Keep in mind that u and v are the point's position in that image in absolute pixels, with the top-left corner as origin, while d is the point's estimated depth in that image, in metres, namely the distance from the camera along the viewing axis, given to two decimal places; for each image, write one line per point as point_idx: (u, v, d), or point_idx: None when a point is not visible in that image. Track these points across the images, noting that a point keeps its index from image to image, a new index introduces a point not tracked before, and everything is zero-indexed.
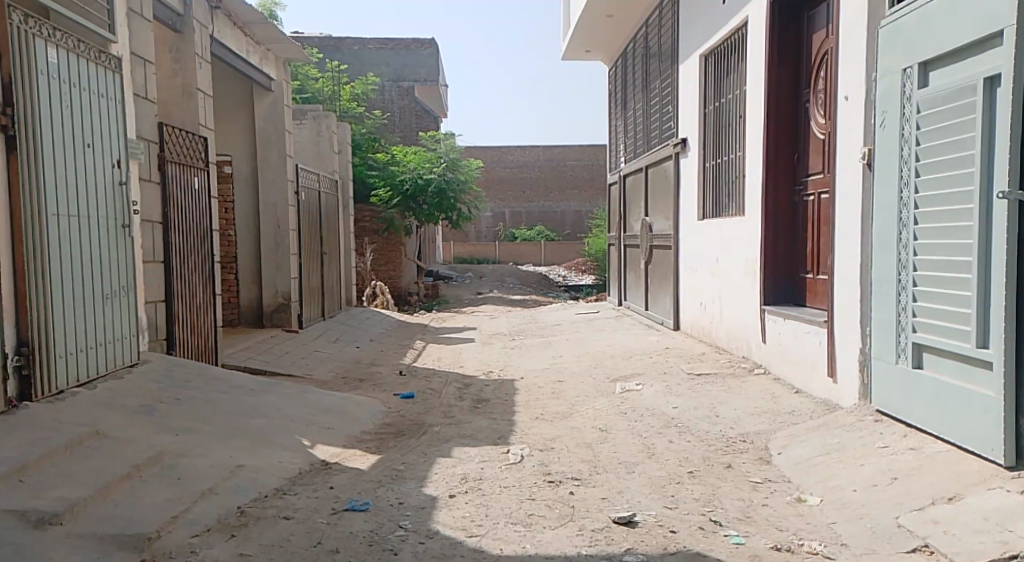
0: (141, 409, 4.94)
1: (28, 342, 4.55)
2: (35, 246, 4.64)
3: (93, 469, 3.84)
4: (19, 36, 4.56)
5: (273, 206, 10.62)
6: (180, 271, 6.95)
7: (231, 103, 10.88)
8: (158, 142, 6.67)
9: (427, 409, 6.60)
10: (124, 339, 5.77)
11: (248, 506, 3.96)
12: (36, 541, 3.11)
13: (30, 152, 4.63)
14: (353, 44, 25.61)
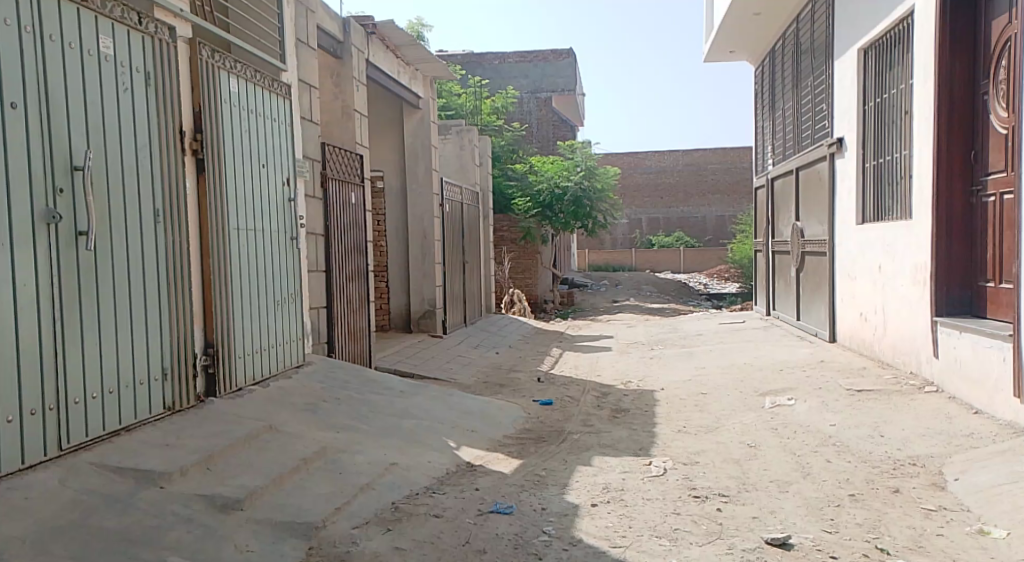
0: (305, 407, 5.25)
1: (213, 344, 4.95)
2: (219, 258, 5.04)
3: (267, 461, 4.12)
4: (207, 68, 4.98)
5: (421, 217, 11.02)
6: (339, 280, 7.35)
7: (384, 121, 11.40)
8: (321, 160, 7.09)
9: (567, 417, 6.61)
10: (291, 343, 6.17)
11: (401, 503, 4.11)
12: (221, 523, 3.37)
13: (216, 172, 5.04)
14: (493, 60, 26.40)
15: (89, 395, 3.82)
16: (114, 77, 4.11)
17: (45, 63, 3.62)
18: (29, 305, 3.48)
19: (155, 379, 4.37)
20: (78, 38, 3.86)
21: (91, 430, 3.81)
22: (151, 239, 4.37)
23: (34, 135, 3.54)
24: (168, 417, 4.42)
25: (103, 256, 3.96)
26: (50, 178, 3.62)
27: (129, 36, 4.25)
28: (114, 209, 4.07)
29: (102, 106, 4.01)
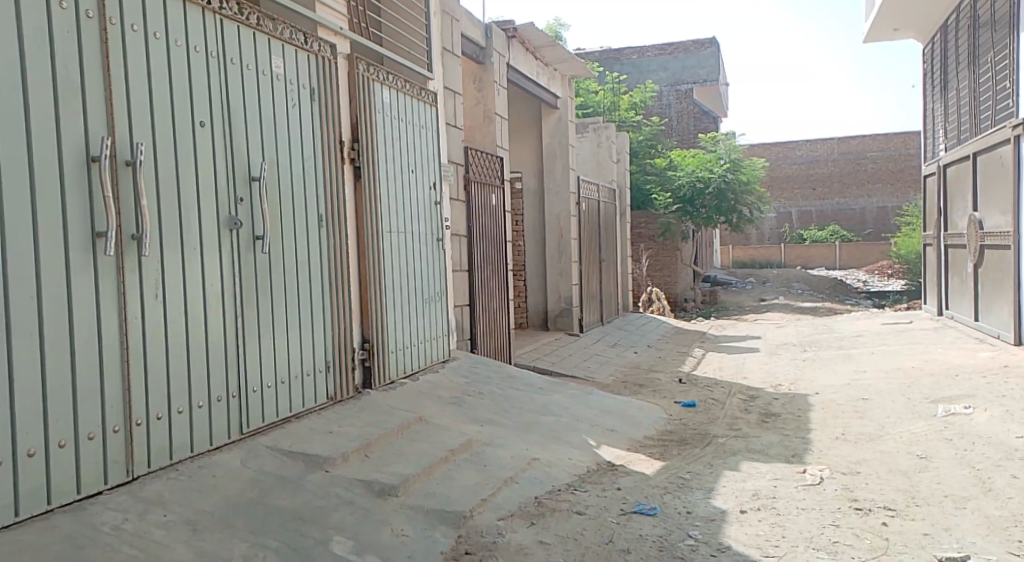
0: (451, 400, 5.47)
1: (369, 339, 5.27)
2: (374, 258, 5.35)
3: (419, 451, 4.33)
4: (363, 81, 5.30)
5: (557, 217, 11.13)
6: (480, 279, 7.57)
7: (524, 122, 11.59)
8: (464, 164, 7.33)
9: (711, 420, 6.49)
10: (438, 339, 6.44)
11: (544, 498, 4.21)
12: (379, 508, 3.59)
13: (371, 179, 5.34)
14: (632, 54, 26.21)
15: (264, 384, 4.19)
16: (284, 94, 4.47)
17: (228, 84, 4.01)
18: (217, 303, 3.86)
19: (319, 370, 4.71)
20: (254, 60, 4.23)
21: (266, 416, 4.18)
22: (316, 242, 4.72)
23: (219, 149, 3.92)
24: (330, 406, 4.76)
25: (275, 259, 4.33)
26: (232, 188, 4.00)
27: (297, 56, 4.60)
28: (285, 215, 4.43)
29: (274, 122, 4.37)
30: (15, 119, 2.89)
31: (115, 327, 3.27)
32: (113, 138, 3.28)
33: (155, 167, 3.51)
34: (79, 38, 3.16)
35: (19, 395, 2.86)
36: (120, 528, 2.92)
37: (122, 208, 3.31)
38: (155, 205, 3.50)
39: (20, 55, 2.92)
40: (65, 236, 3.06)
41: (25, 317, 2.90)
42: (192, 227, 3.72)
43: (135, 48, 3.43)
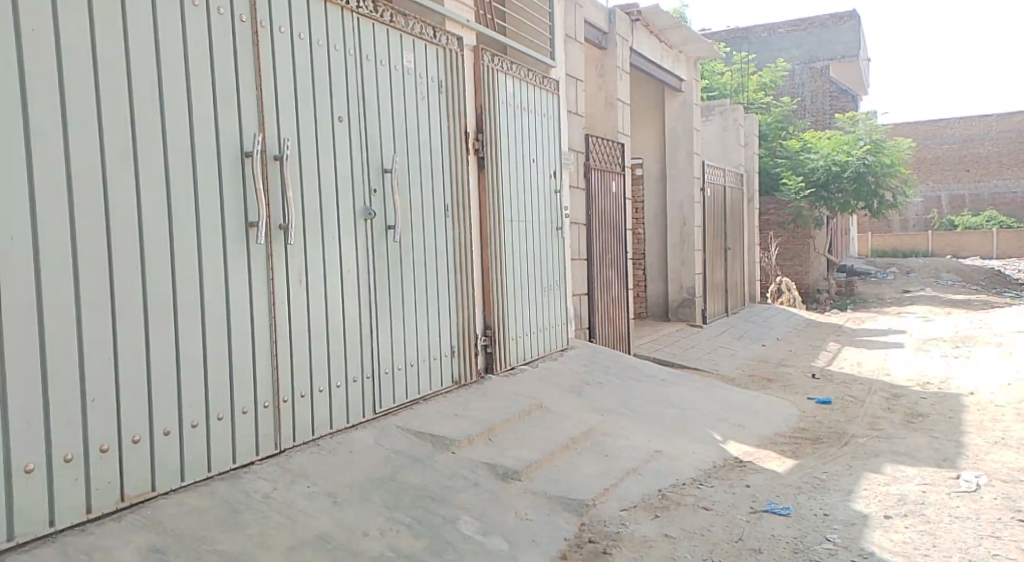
0: (572, 389, 5.51)
1: (491, 325, 5.37)
2: (497, 246, 5.45)
3: (542, 438, 4.39)
4: (488, 72, 5.40)
5: (681, 203, 10.87)
6: (599, 267, 7.54)
7: (647, 107, 11.40)
8: (585, 152, 7.32)
9: (849, 418, 6.20)
10: (558, 326, 6.49)
11: (668, 491, 4.16)
12: (504, 491, 3.67)
13: (494, 168, 5.43)
14: (762, 31, 25.10)
15: (395, 367, 4.37)
16: (414, 88, 4.62)
17: (363, 80, 4.18)
18: (353, 290, 4.05)
19: (445, 355, 4.86)
20: (388, 56, 4.39)
21: (397, 397, 4.36)
22: (442, 231, 4.86)
23: (355, 143, 4.11)
24: (455, 391, 4.91)
25: (405, 248, 4.49)
26: (366, 180, 4.18)
27: (426, 50, 4.74)
28: (414, 206, 4.59)
29: (405, 116, 4.53)
30: (182, 119, 3.14)
31: (265, 310, 3.50)
32: (262, 135, 3.51)
33: (299, 161, 3.72)
34: (235, 44, 3.39)
35: (185, 372, 3.11)
36: (270, 496, 3.15)
37: (271, 201, 3.54)
38: (299, 197, 3.72)
39: (186, 60, 3.17)
40: (223, 226, 3.31)
41: (190, 300, 3.16)
42: (331, 218, 3.92)
43: (282, 50, 3.65)
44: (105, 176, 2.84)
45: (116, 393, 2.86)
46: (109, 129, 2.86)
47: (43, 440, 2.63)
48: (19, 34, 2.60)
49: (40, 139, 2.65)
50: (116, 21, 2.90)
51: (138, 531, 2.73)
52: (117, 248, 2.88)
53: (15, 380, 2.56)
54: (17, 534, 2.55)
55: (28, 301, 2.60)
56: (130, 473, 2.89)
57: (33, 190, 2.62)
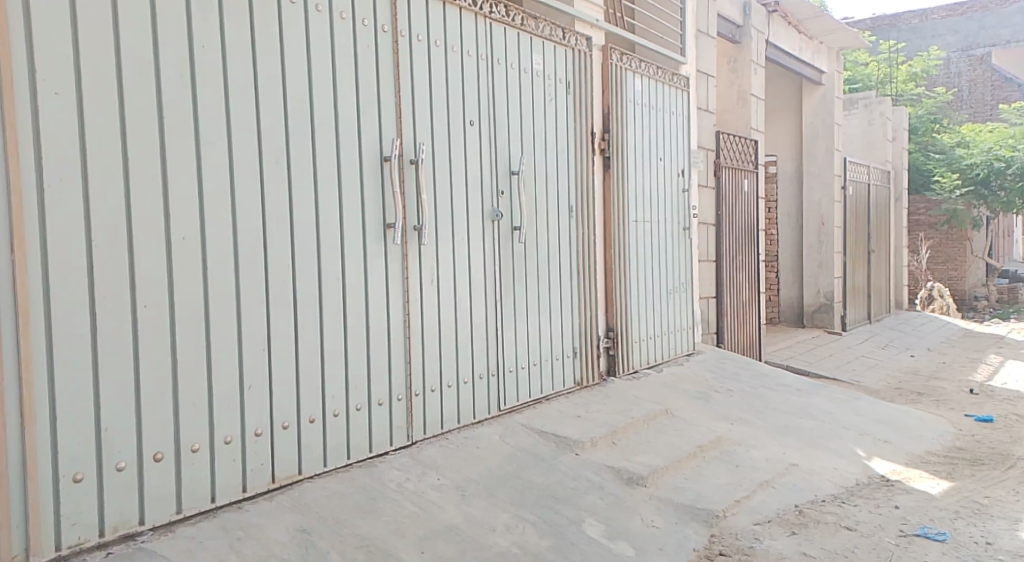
0: (699, 395, 5.28)
1: (614, 327, 5.23)
2: (621, 247, 5.30)
3: (668, 444, 4.21)
4: (616, 71, 5.26)
5: (818, 203, 10.34)
6: (729, 268, 7.23)
7: (783, 103, 10.92)
8: (715, 149, 7.04)
9: (1014, 439, 5.62)
10: (683, 330, 6.26)
11: (806, 507, 3.88)
12: (629, 497, 3.53)
13: (620, 169, 5.28)
14: (913, 18, 23.50)
15: (519, 366, 4.31)
16: (542, 90, 4.56)
17: (493, 82, 4.16)
18: (479, 289, 4.02)
19: (568, 356, 4.76)
20: (518, 59, 4.35)
21: (520, 395, 4.31)
22: (566, 232, 4.76)
23: (485, 145, 4.09)
24: (578, 392, 4.81)
25: (530, 249, 4.42)
26: (494, 182, 4.15)
27: (555, 51, 4.68)
28: (539, 207, 4.51)
29: (533, 116, 4.47)
30: (329, 122, 3.24)
31: (399, 308, 3.55)
32: (400, 140, 3.56)
33: (433, 164, 3.76)
34: (377, 50, 3.47)
35: (329, 364, 3.23)
36: (403, 485, 3.20)
37: (407, 201, 3.59)
38: (432, 197, 3.74)
39: (333, 66, 3.27)
40: (363, 225, 3.38)
41: (333, 296, 3.26)
42: (460, 218, 3.91)
43: (419, 55, 3.69)
44: (262, 178, 2.98)
45: (268, 382, 3.00)
46: (265, 135, 2.99)
47: (207, 421, 2.80)
48: (191, 48, 2.75)
49: (210, 144, 2.80)
50: (273, 32, 3.02)
51: (285, 512, 2.84)
52: (272, 244, 3.02)
53: (184, 368, 2.73)
54: (185, 507, 2.72)
55: (196, 294, 2.77)
56: (279, 456, 3.03)
57: (202, 189, 2.78)
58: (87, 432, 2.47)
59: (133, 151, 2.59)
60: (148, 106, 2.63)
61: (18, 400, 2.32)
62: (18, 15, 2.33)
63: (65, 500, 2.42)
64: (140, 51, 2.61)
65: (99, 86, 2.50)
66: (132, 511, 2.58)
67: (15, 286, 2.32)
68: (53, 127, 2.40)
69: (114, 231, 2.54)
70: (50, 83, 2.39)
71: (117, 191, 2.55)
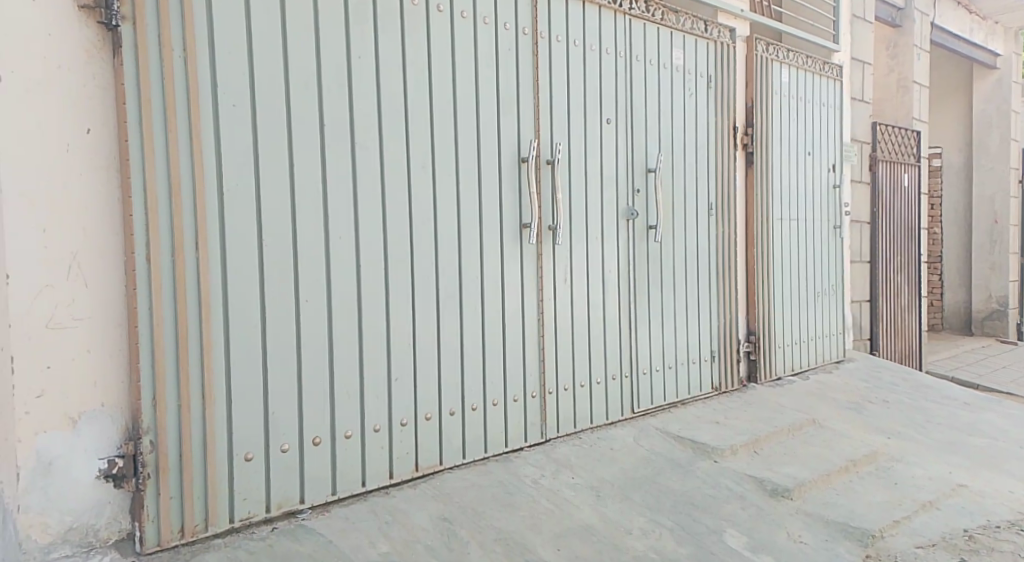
0: (850, 405, 4.95)
1: (755, 331, 5.00)
2: (764, 247, 5.05)
3: (817, 456, 3.97)
4: (762, 63, 5.02)
5: (990, 198, 9.50)
6: (885, 270, 6.75)
7: (949, 90, 10.08)
8: (871, 142, 6.60)
9: None
10: (831, 336, 5.89)
11: (977, 532, 3.49)
12: (773, 509, 3.35)
13: (764, 165, 5.04)
14: None
15: (654, 368, 4.21)
16: (682, 84, 4.42)
17: (631, 78, 4.08)
18: (614, 288, 3.96)
19: (705, 360, 4.61)
20: (657, 54, 4.25)
21: (655, 398, 4.21)
22: (705, 231, 4.59)
23: (622, 143, 4.02)
24: (716, 397, 4.64)
25: (667, 248, 4.30)
26: (630, 179, 4.07)
27: (697, 44, 4.53)
28: (677, 206, 4.38)
29: (672, 113, 4.35)
30: (471, 122, 3.29)
31: (534, 306, 3.55)
32: (538, 141, 3.56)
33: (570, 164, 3.73)
34: (517, 50, 3.48)
35: (467, 359, 3.27)
36: (538, 482, 3.20)
37: (543, 200, 3.58)
38: (568, 196, 3.72)
39: (476, 68, 3.31)
40: (501, 223, 3.41)
41: (473, 294, 3.30)
42: (595, 217, 3.86)
43: (559, 54, 3.67)
44: (410, 177, 3.06)
45: (412, 374, 3.07)
46: (414, 139, 3.07)
47: (359, 409, 2.91)
48: (349, 60, 2.86)
49: (364, 146, 2.91)
50: (421, 39, 3.09)
51: (426, 501, 2.92)
52: (418, 241, 3.09)
53: (340, 358, 2.85)
54: (339, 490, 2.85)
55: (350, 288, 2.88)
56: (422, 446, 3.11)
57: (356, 188, 2.89)
58: (256, 415, 2.63)
59: (298, 152, 2.72)
60: (310, 110, 2.76)
61: (200, 382, 2.51)
62: (202, 32, 2.51)
63: (237, 476, 2.60)
64: (304, 59, 2.74)
65: (270, 97, 2.65)
66: (293, 490, 2.73)
67: (198, 282, 2.51)
68: (231, 134, 2.57)
69: (281, 229, 2.69)
70: (229, 95, 2.56)
71: (285, 192, 2.69)
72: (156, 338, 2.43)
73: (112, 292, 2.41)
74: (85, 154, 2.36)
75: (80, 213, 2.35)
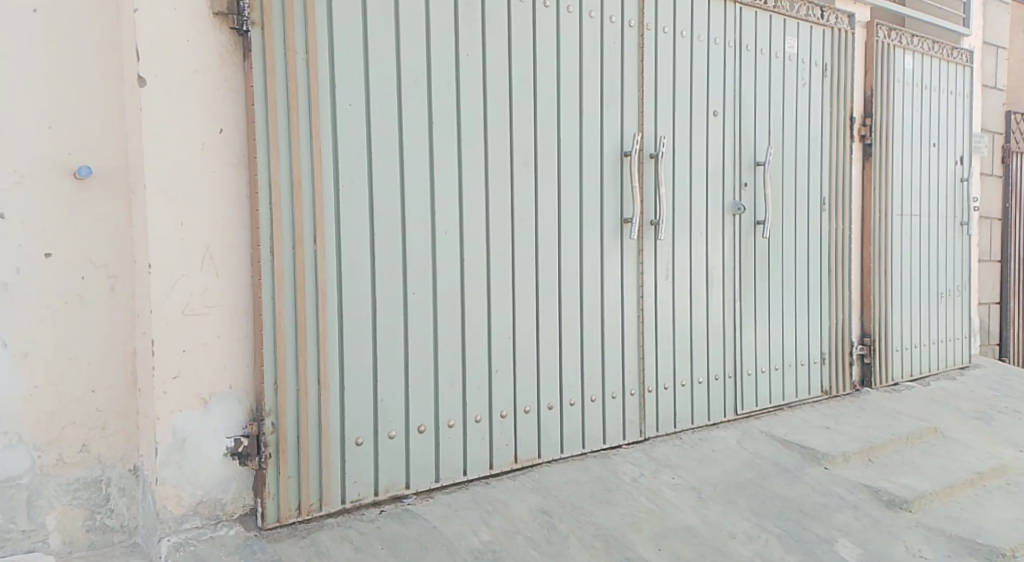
0: (976, 414, 4.68)
1: (870, 333, 4.79)
2: (881, 244, 4.83)
3: (938, 467, 3.78)
4: (884, 49, 4.78)
5: None
6: (1017, 269, 6.31)
7: None
8: (1004, 132, 6.17)
9: None
10: (955, 340, 5.57)
11: None
12: (890, 521, 3.21)
13: (883, 157, 4.80)
14: None
15: (759, 368, 4.11)
16: (795, 74, 4.28)
17: (741, 70, 3.98)
18: (718, 286, 3.89)
19: (814, 362, 4.46)
20: (769, 43, 4.12)
21: (759, 400, 4.12)
22: (817, 227, 4.44)
23: (729, 135, 3.93)
24: (825, 401, 4.49)
25: (775, 245, 4.18)
26: (738, 173, 3.98)
27: (812, 32, 4.37)
28: (787, 201, 4.26)
29: (783, 104, 4.22)
30: (574, 118, 3.30)
31: (634, 302, 3.54)
32: (641, 134, 3.53)
33: (675, 158, 3.69)
34: (623, 44, 3.47)
35: (566, 354, 3.30)
36: (638, 480, 3.20)
37: (645, 195, 3.56)
38: (671, 192, 3.68)
39: (581, 63, 3.32)
40: (602, 220, 3.41)
41: (572, 290, 3.32)
42: (699, 213, 3.80)
43: (665, 47, 3.63)
44: (513, 173, 3.11)
45: (512, 367, 3.13)
46: (518, 136, 3.12)
47: (461, 400, 2.99)
48: (457, 59, 2.94)
49: (470, 142, 2.98)
50: (527, 35, 3.13)
51: (526, 493, 2.98)
52: (519, 237, 3.14)
53: (444, 350, 2.94)
54: (442, 477, 2.95)
55: (454, 281, 2.96)
56: (522, 439, 3.17)
57: (462, 185, 2.97)
58: (366, 402, 2.76)
59: (407, 150, 2.82)
60: (420, 108, 2.85)
61: (316, 368, 2.65)
62: (323, 36, 2.63)
63: (349, 459, 2.73)
64: (415, 59, 2.83)
65: (383, 97, 2.76)
66: (399, 475, 2.84)
67: (316, 274, 2.64)
68: (347, 133, 2.69)
69: (391, 224, 2.79)
70: (346, 95, 2.68)
71: (395, 190, 2.80)
72: (278, 325, 2.58)
73: (240, 282, 2.57)
74: (218, 152, 2.50)
75: (213, 208, 2.50)
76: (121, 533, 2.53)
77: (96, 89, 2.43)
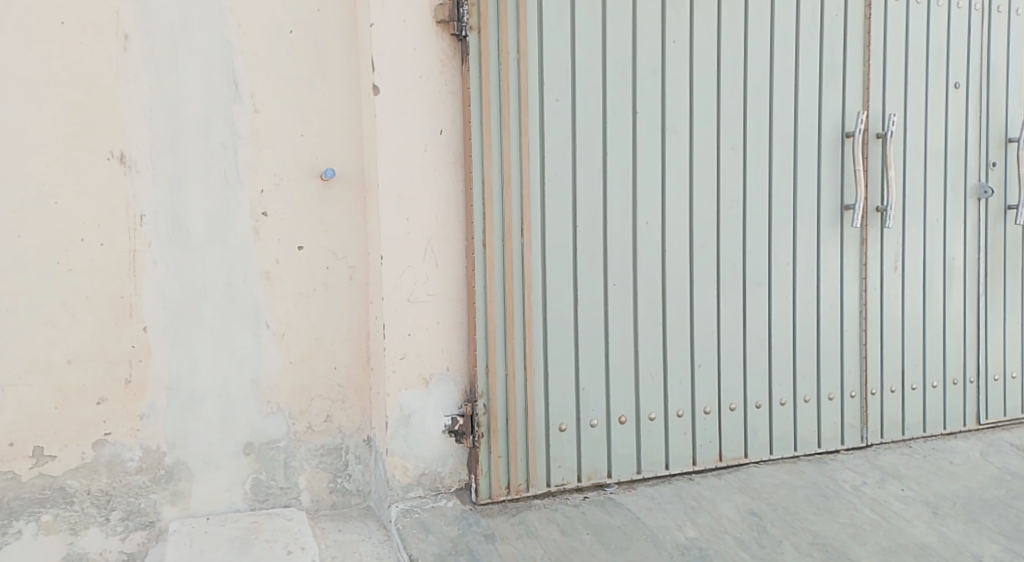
0: None
1: None
2: None
3: None
4: None
5: None
6: None
7: None
8: None
9: None
10: None
11: None
12: None
13: None
14: None
15: (1009, 373, 3.66)
16: None
17: (992, 35, 3.55)
18: (959, 279, 3.51)
19: None
20: None
21: (1009, 410, 3.66)
22: None
23: (975, 108, 3.53)
24: None
25: None
26: (985, 153, 3.56)
27: None
28: None
29: None
30: (789, 102, 3.15)
31: (855, 295, 3.30)
32: (867, 113, 3.28)
33: (907, 139, 3.38)
34: (846, 17, 3.24)
35: (776, 350, 3.17)
36: (859, 489, 3.00)
37: (870, 181, 3.30)
38: (902, 175, 3.38)
39: (796, 43, 3.15)
40: (818, 208, 3.23)
41: (784, 282, 3.17)
42: (936, 198, 3.46)
43: (897, 17, 3.34)
44: (720, 163, 3.04)
45: (717, 362, 3.07)
46: (725, 121, 3.04)
47: (663, 392, 2.99)
48: (663, 48, 2.93)
49: (675, 132, 2.96)
50: (737, 17, 3.04)
51: (734, 493, 2.92)
52: (727, 229, 3.07)
53: (646, 342, 2.95)
54: (643, 469, 2.96)
55: (657, 274, 2.96)
56: (727, 437, 3.10)
57: (666, 177, 2.96)
58: (569, 390, 2.85)
59: (611, 144, 2.87)
60: (624, 102, 2.88)
61: (522, 355, 2.78)
62: (533, 36, 2.74)
63: (553, 445, 2.83)
64: (619, 53, 2.86)
65: (588, 91, 2.82)
66: (602, 464, 2.90)
67: (523, 266, 2.76)
68: (552, 129, 2.78)
69: (593, 217, 2.86)
70: (552, 92, 2.78)
71: (598, 184, 2.86)
72: (490, 314, 2.73)
73: (457, 273, 2.76)
74: (438, 153, 2.71)
75: (434, 204, 2.71)
76: (358, 497, 2.84)
77: (337, 99, 2.72)
